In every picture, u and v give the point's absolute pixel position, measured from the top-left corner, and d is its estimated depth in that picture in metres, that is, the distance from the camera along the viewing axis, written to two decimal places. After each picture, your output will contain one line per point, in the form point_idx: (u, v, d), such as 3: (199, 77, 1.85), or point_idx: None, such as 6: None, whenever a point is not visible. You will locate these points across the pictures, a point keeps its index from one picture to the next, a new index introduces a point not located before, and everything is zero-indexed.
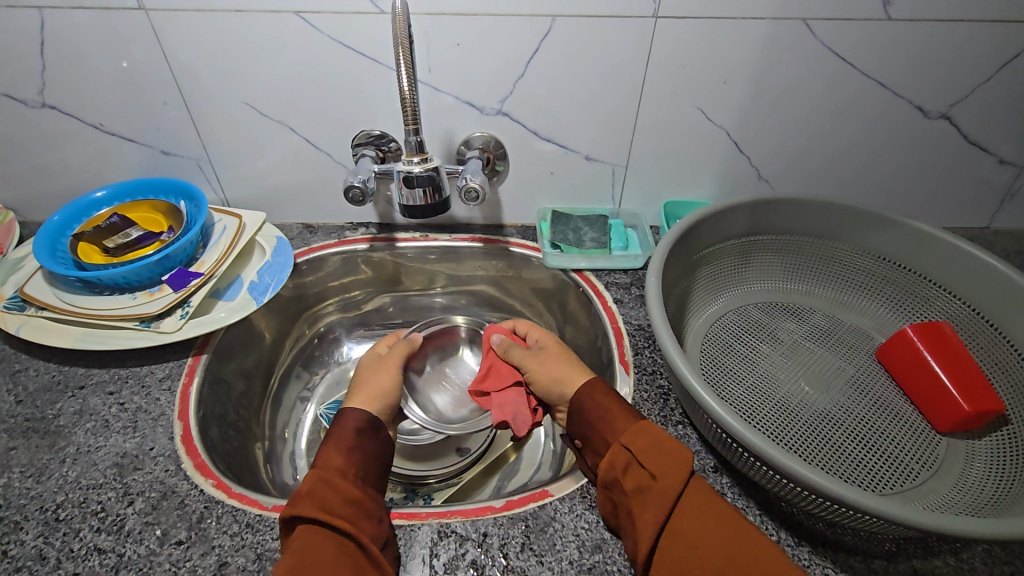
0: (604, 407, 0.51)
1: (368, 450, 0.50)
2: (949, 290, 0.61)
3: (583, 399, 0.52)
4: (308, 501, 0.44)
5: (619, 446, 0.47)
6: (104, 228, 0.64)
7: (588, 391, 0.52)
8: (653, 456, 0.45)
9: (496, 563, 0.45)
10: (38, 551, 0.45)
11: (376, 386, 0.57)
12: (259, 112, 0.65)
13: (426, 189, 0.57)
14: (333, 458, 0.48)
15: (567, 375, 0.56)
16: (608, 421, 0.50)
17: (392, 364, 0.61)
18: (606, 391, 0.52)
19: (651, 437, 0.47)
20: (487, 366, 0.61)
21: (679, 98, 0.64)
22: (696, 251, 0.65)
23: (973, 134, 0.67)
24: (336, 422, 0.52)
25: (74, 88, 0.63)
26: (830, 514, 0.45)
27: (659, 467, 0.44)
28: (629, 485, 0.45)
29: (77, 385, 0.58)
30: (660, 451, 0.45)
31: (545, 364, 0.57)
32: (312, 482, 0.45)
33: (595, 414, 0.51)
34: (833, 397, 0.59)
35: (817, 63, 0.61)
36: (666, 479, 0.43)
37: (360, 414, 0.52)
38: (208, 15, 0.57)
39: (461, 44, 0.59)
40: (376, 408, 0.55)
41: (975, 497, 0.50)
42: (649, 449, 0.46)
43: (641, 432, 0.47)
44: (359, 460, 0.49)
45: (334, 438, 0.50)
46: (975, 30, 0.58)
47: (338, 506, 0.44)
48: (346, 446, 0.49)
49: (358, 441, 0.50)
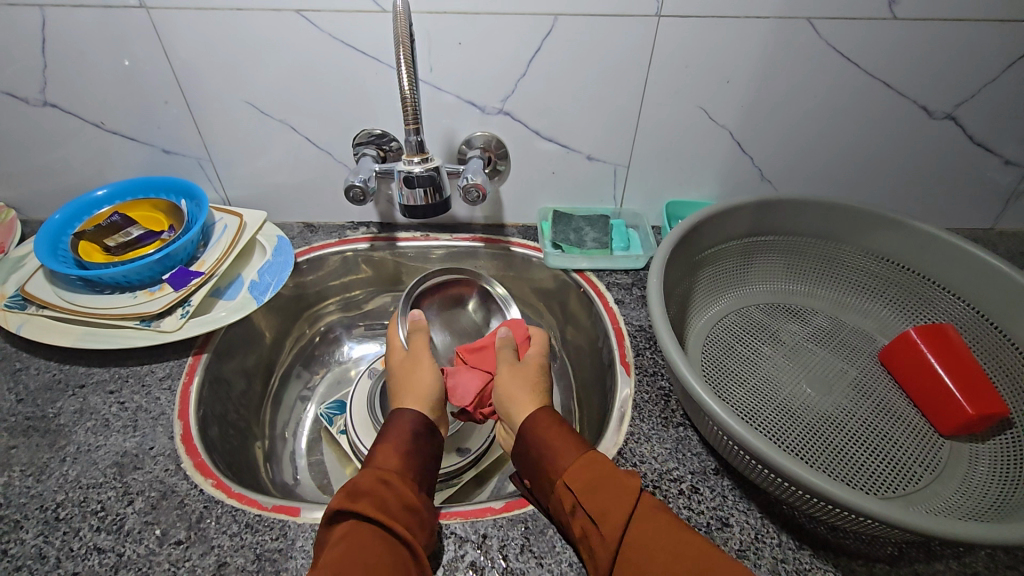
0: (546, 439, 0.49)
1: (422, 454, 0.50)
2: (953, 292, 0.60)
3: (523, 437, 0.51)
4: (368, 499, 0.43)
5: (558, 485, 0.46)
6: (105, 227, 0.64)
7: (528, 427, 0.51)
8: (593, 494, 0.44)
9: (495, 565, 0.45)
10: (38, 550, 0.45)
11: (422, 384, 0.56)
12: (260, 110, 0.65)
13: (427, 190, 0.57)
14: (392, 459, 0.48)
15: (520, 398, 0.55)
16: (550, 452, 0.48)
17: (430, 360, 0.59)
18: (546, 421, 0.51)
19: (589, 472, 0.45)
20: (485, 342, 0.64)
21: (682, 97, 0.64)
22: (698, 251, 0.64)
23: (979, 134, 0.67)
24: (389, 421, 0.52)
25: (75, 87, 0.63)
26: (832, 517, 0.44)
27: (596, 508, 0.43)
28: (578, 528, 0.44)
29: (78, 383, 0.58)
30: (603, 488, 0.44)
31: (508, 379, 0.57)
32: (373, 481, 0.45)
33: (537, 450, 0.49)
34: (835, 399, 0.58)
35: (821, 63, 0.61)
36: (607, 523, 0.42)
37: (413, 414, 0.52)
38: (210, 15, 0.57)
39: (462, 43, 0.59)
40: (424, 406, 0.55)
41: (979, 500, 0.50)
42: (589, 485, 0.44)
43: (580, 468, 0.46)
44: (415, 464, 0.49)
45: (392, 436, 0.50)
46: (981, 30, 0.58)
47: (396, 510, 0.44)
48: (402, 448, 0.49)
49: (415, 443, 0.50)
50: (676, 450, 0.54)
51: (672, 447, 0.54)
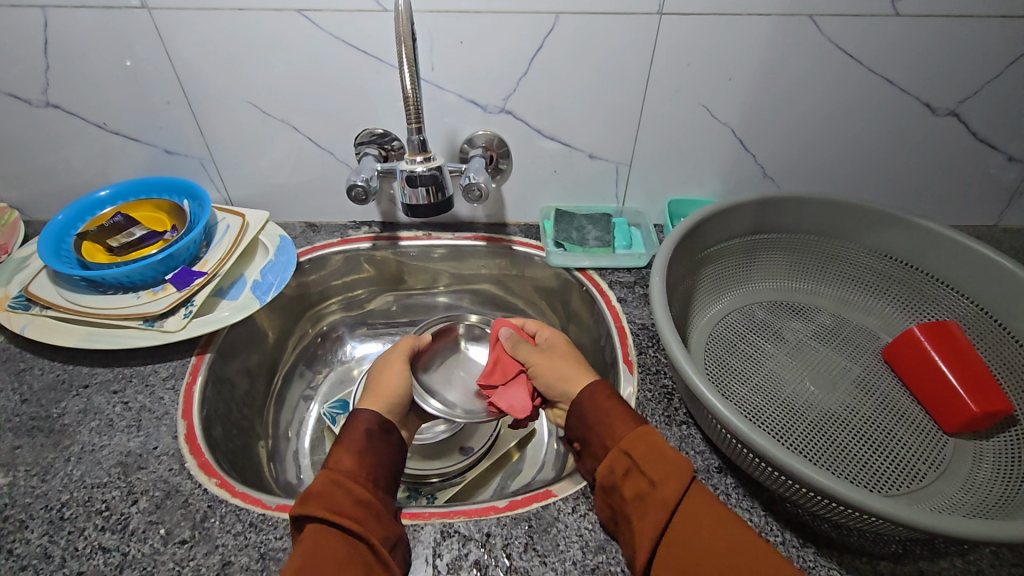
0: (605, 410, 0.51)
1: (379, 451, 0.51)
2: (958, 290, 0.60)
3: (583, 401, 0.53)
4: (316, 501, 0.44)
5: (618, 451, 0.48)
6: (108, 227, 0.64)
7: (589, 393, 0.53)
8: (650, 462, 0.46)
9: (499, 564, 0.45)
10: (43, 550, 0.45)
11: (387, 387, 0.58)
12: (262, 111, 0.65)
13: (429, 189, 0.57)
14: (347, 460, 0.48)
15: (571, 375, 0.57)
16: (610, 424, 0.50)
17: (400, 361, 0.61)
18: (607, 393, 0.53)
19: (651, 442, 0.47)
20: (494, 357, 0.62)
21: (684, 95, 0.64)
22: (701, 249, 0.64)
23: (983, 130, 0.67)
24: (347, 423, 0.52)
25: (78, 88, 0.63)
26: (836, 515, 0.44)
27: (659, 472, 0.45)
28: (628, 492, 0.45)
29: (82, 384, 0.58)
30: (659, 456, 0.46)
31: (550, 364, 0.59)
32: (323, 483, 0.46)
33: (594, 417, 0.52)
34: (839, 397, 0.58)
35: (823, 60, 0.60)
36: (666, 485, 0.44)
37: (370, 414, 0.53)
38: (211, 15, 0.57)
39: (464, 42, 0.59)
40: (384, 407, 0.56)
41: (983, 498, 0.50)
42: (649, 453, 0.46)
43: (640, 437, 0.48)
44: (370, 462, 0.50)
45: (348, 437, 0.51)
46: (983, 26, 0.58)
47: (348, 507, 0.45)
48: (357, 447, 0.50)
49: (369, 442, 0.51)
50: (680, 448, 0.54)
51: (675, 446, 0.54)
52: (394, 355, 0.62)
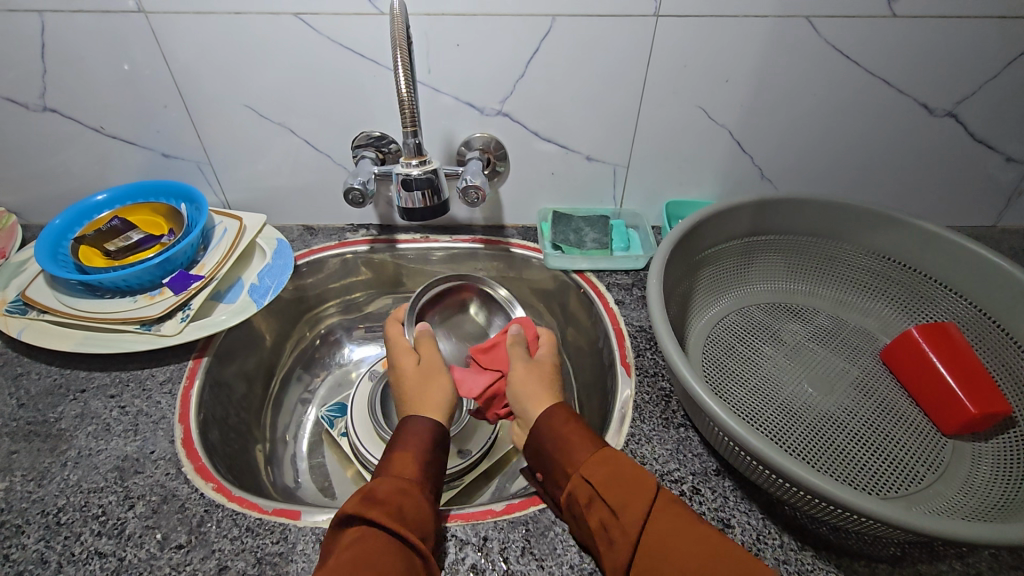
0: (565, 435, 0.50)
1: (435, 464, 0.50)
2: (956, 291, 0.60)
3: (539, 430, 0.51)
4: (384, 506, 0.43)
5: (577, 479, 0.46)
6: (106, 231, 0.64)
7: (545, 420, 0.51)
8: (610, 489, 0.44)
9: (496, 568, 0.45)
10: (39, 555, 0.45)
11: (437, 395, 0.55)
12: (259, 114, 0.65)
13: (425, 192, 0.57)
14: (410, 467, 0.48)
15: (536, 394, 0.54)
16: (567, 449, 0.49)
17: (437, 370, 0.57)
18: (565, 417, 0.51)
19: (608, 468, 0.45)
20: (495, 341, 0.65)
21: (681, 97, 0.64)
22: (699, 251, 0.64)
23: (980, 131, 0.67)
24: (404, 429, 0.51)
25: (74, 92, 0.63)
26: (834, 518, 0.44)
27: (618, 501, 0.43)
28: (595, 521, 0.44)
29: (78, 388, 0.58)
30: (620, 481, 0.44)
31: (521, 374, 0.57)
32: (392, 488, 0.45)
33: (552, 443, 0.50)
34: (837, 399, 0.58)
35: (820, 61, 0.60)
36: (626, 514, 0.42)
37: (429, 423, 0.51)
38: (207, 18, 0.57)
39: (461, 45, 0.59)
40: (439, 412, 0.53)
41: (982, 500, 0.50)
42: (606, 479, 0.45)
43: (597, 464, 0.46)
44: (430, 473, 0.49)
45: (412, 443, 0.50)
46: (980, 27, 0.58)
47: (410, 519, 0.43)
48: (420, 457, 0.49)
49: (432, 453, 0.50)
50: (677, 451, 0.54)
51: (673, 448, 0.54)
52: (427, 360, 0.58)
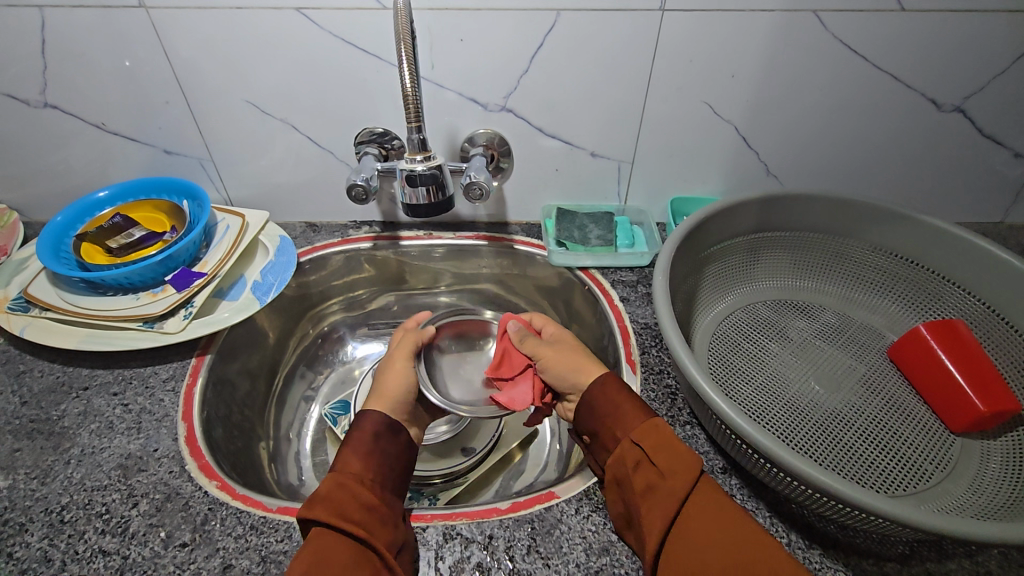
0: (616, 401, 0.50)
1: (386, 452, 0.49)
2: (963, 287, 0.60)
3: (594, 394, 0.51)
4: (322, 505, 0.43)
5: (629, 443, 0.46)
6: (108, 228, 0.64)
7: (599, 387, 0.51)
8: (660, 454, 0.45)
9: (502, 566, 0.45)
10: (43, 553, 0.45)
11: (391, 388, 0.56)
12: (262, 110, 0.65)
13: (429, 188, 0.57)
14: (353, 462, 0.47)
15: (576, 363, 0.55)
16: (619, 414, 0.49)
17: (400, 359, 0.59)
18: (619, 384, 0.51)
19: (661, 435, 0.46)
20: (501, 351, 0.61)
21: (686, 92, 0.63)
22: (704, 248, 0.64)
23: (989, 126, 0.66)
24: (353, 424, 0.50)
25: (76, 88, 0.62)
26: (843, 516, 0.44)
27: (668, 466, 0.44)
28: (639, 482, 0.44)
29: (81, 386, 0.58)
30: (668, 449, 0.45)
31: (557, 356, 0.56)
32: (331, 486, 0.44)
33: (605, 410, 0.50)
34: (844, 396, 0.58)
35: (827, 55, 0.60)
36: (675, 478, 0.43)
37: (377, 415, 0.51)
38: (208, 13, 0.56)
39: (464, 40, 0.58)
40: (390, 407, 0.54)
41: (991, 499, 0.49)
42: (659, 446, 0.45)
43: (652, 428, 0.46)
44: (376, 464, 0.48)
45: (354, 436, 0.49)
46: (990, 21, 0.57)
47: (354, 513, 0.43)
48: (365, 448, 0.48)
49: (376, 443, 0.49)
50: None
51: None
52: (398, 351, 0.61)
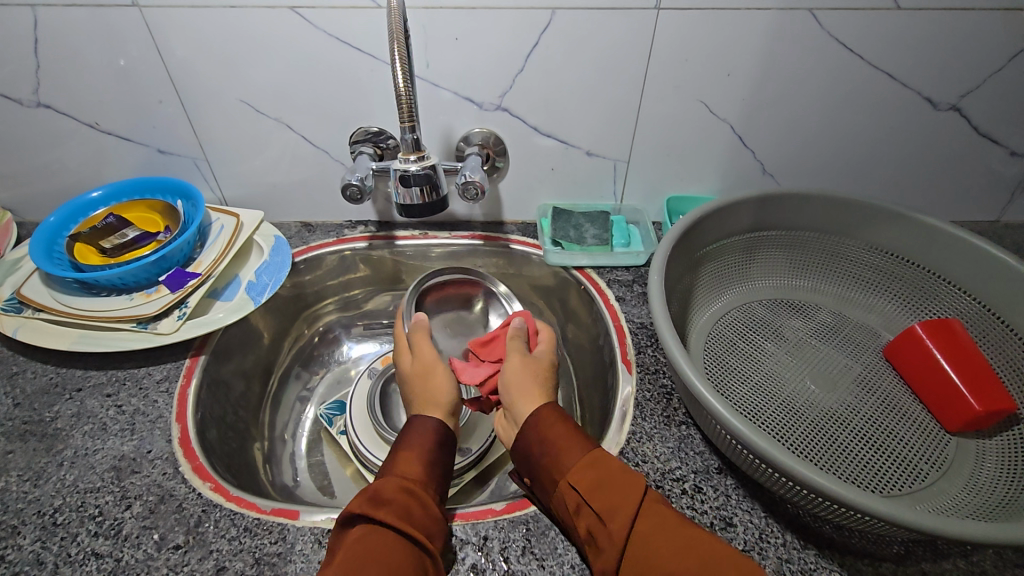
0: (549, 437, 0.48)
1: (439, 463, 0.49)
2: (959, 286, 0.59)
3: (528, 433, 0.49)
4: (390, 506, 0.42)
5: (564, 486, 0.45)
6: (101, 229, 0.64)
7: (533, 423, 0.49)
8: (598, 494, 0.43)
9: (496, 567, 0.45)
10: (36, 556, 0.45)
11: (438, 390, 0.54)
12: (256, 109, 0.64)
13: (423, 188, 0.56)
14: (413, 467, 0.47)
15: (524, 390, 0.53)
16: (554, 455, 0.47)
17: (434, 359, 0.57)
18: (554, 416, 0.49)
19: (596, 471, 0.44)
20: (495, 334, 0.61)
21: (682, 91, 0.63)
22: (699, 248, 0.64)
23: (984, 126, 0.66)
24: (406, 426, 0.51)
25: (69, 88, 0.62)
26: (837, 516, 0.44)
27: (606, 507, 0.42)
28: (584, 528, 0.43)
29: (75, 387, 0.58)
30: (610, 486, 0.43)
31: (517, 371, 0.54)
32: (397, 488, 0.44)
33: (540, 450, 0.48)
34: (840, 396, 0.58)
35: (823, 54, 0.60)
36: (614, 521, 0.41)
37: (433, 423, 0.51)
38: (202, 11, 0.56)
39: (459, 39, 0.58)
40: (444, 412, 0.53)
41: (986, 498, 0.49)
42: (594, 485, 0.43)
43: (585, 466, 0.45)
44: (434, 472, 0.48)
45: (415, 442, 0.49)
46: (985, 20, 0.57)
47: (418, 517, 0.43)
48: (423, 455, 0.48)
49: (434, 451, 0.49)
50: (679, 449, 0.53)
51: (674, 447, 0.54)
52: (421, 347, 0.58)
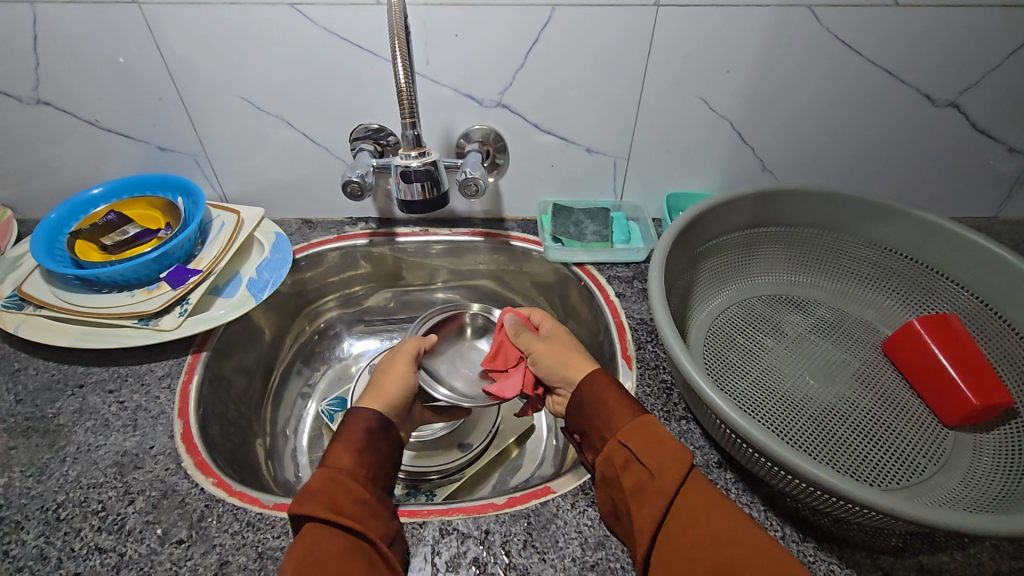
0: (606, 400, 0.50)
1: (380, 449, 0.49)
2: (957, 282, 0.60)
3: (582, 394, 0.51)
4: (316, 501, 0.42)
5: (617, 443, 0.47)
6: (101, 225, 0.63)
7: (586, 385, 0.52)
8: (649, 451, 0.45)
9: (498, 561, 0.45)
10: (39, 551, 0.45)
11: (386, 389, 0.55)
12: (256, 106, 0.64)
13: (424, 184, 0.56)
14: (344, 458, 0.46)
15: (567, 358, 0.56)
16: (610, 413, 0.49)
17: (404, 361, 0.59)
18: (608, 382, 0.51)
19: (649, 432, 0.46)
20: (497, 342, 0.61)
21: (681, 87, 0.63)
22: (699, 244, 0.64)
23: (982, 122, 0.66)
24: (343, 420, 0.50)
25: (69, 85, 0.62)
26: (836, 509, 0.44)
27: (655, 463, 0.44)
28: (628, 483, 0.44)
29: (77, 383, 0.58)
30: (656, 446, 0.45)
31: (549, 351, 0.57)
32: (321, 481, 0.44)
33: (593, 407, 0.50)
34: (838, 391, 0.58)
35: (822, 50, 0.60)
36: (662, 476, 0.42)
37: (371, 412, 0.50)
38: (202, 8, 0.56)
39: (459, 35, 0.58)
40: (383, 406, 0.53)
41: (984, 492, 0.50)
42: (645, 444, 0.45)
43: (637, 428, 0.47)
44: (372, 460, 0.48)
45: (346, 435, 0.48)
46: (984, 17, 0.57)
47: (347, 506, 0.43)
48: (355, 445, 0.48)
49: (369, 440, 0.48)
50: (679, 444, 0.54)
51: None
52: (400, 353, 0.60)
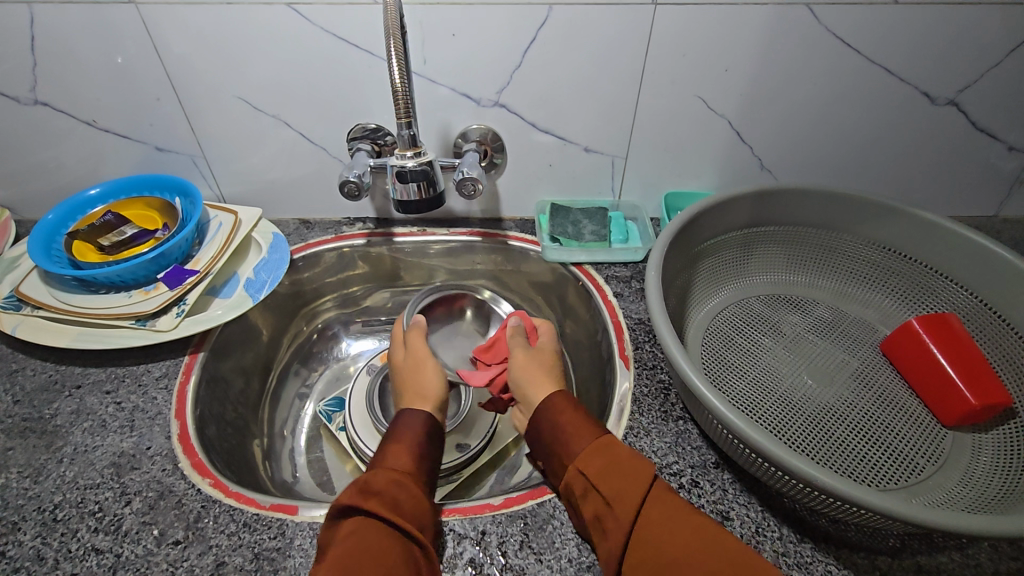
0: (561, 426, 0.49)
1: (427, 455, 0.50)
2: (957, 281, 0.60)
3: (540, 421, 0.51)
4: (376, 496, 0.43)
5: (574, 471, 0.46)
6: (98, 226, 0.63)
7: (545, 411, 0.51)
8: (606, 478, 0.44)
9: (494, 562, 0.45)
10: (36, 551, 0.45)
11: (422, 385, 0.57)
12: (253, 106, 0.64)
13: (421, 184, 0.56)
14: (401, 458, 0.48)
15: (537, 380, 0.55)
16: (567, 439, 0.48)
17: (423, 354, 0.60)
18: (564, 406, 0.51)
19: (606, 457, 0.45)
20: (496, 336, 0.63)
21: (678, 86, 0.63)
22: (697, 244, 0.64)
23: (982, 120, 0.66)
24: (397, 424, 0.52)
25: (67, 85, 0.62)
26: (835, 510, 0.44)
27: (612, 490, 0.43)
28: (590, 511, 0.44)
29: (74, 384, 0.58)
30: (615, 471, 0.44)
31: (525, 366, 0.56)
32: (384, 479, 0.44)
33: (551, 434, 0.50)
34: (836, 391, 0.58)
35: (820, 48, 0.59)
36: (621, 503, 0.42)
37: (421, 416, 0.53)
38: (197, 8, 0.56)
39: (456, 34, 0.58)
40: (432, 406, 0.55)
41: (982, 492, 0.50)
42: (603, 470, 0.44)
43: (594, 452, 0.46)
44: (425, 466, 0.49)
45: (402, 438, 0.50)
46: (983, 14, 0.57)
47: (405, 506, 0.43)
48: (411, 448, 0.49)
49: (421, 444, 0.50)
50: (677, 444, 0.54)
51: (672, 441, 0.54)
52: (415, 347, 0.60)
